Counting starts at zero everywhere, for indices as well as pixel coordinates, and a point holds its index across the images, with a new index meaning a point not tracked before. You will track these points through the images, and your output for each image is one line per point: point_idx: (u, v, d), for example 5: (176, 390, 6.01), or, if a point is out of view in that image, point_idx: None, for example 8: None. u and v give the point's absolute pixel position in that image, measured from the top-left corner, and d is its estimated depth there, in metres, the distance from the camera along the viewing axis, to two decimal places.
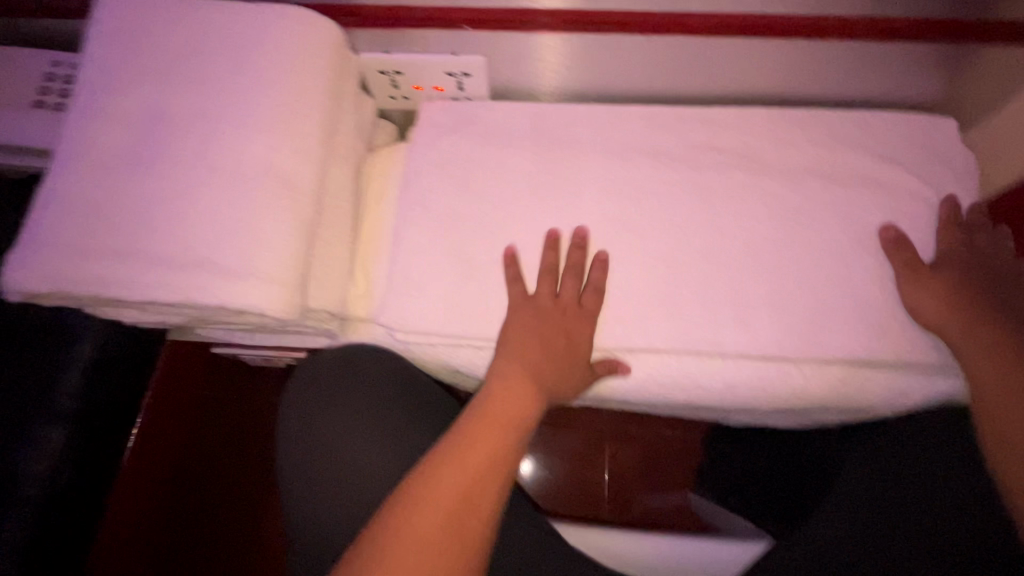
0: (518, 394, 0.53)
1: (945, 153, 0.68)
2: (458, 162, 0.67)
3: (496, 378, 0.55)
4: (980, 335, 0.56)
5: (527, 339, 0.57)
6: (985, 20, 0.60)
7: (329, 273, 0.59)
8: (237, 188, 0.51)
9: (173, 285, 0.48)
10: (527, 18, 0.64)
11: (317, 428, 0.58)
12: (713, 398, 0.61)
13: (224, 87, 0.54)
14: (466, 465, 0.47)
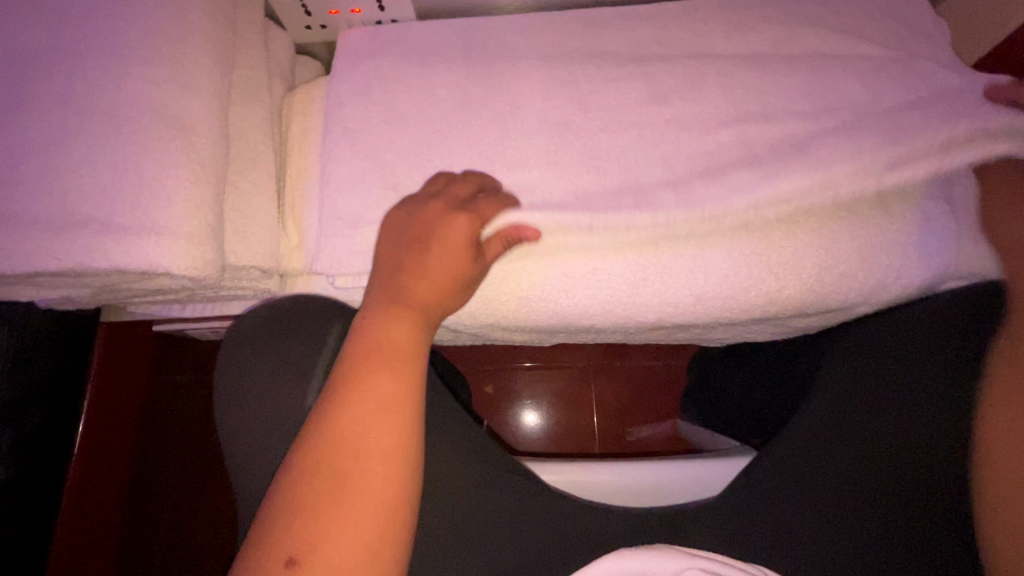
0: (396, 324, 0.45)
1: (920, 22, 0.61)
2: (382, 88, 0.60)
3: (373, 310, 0.46)
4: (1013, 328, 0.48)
5: (421, 247, 0.48)
6: None
7: (251, 225, 0.54)
8: (116, 133, 0.44)
9: (57, 250, 0.42)
10: None
11: (241, 387, 0.52)
12: (678, 315, 0.58)
13: (89, 22, 0.47)
14: (351, 415, 0.40)
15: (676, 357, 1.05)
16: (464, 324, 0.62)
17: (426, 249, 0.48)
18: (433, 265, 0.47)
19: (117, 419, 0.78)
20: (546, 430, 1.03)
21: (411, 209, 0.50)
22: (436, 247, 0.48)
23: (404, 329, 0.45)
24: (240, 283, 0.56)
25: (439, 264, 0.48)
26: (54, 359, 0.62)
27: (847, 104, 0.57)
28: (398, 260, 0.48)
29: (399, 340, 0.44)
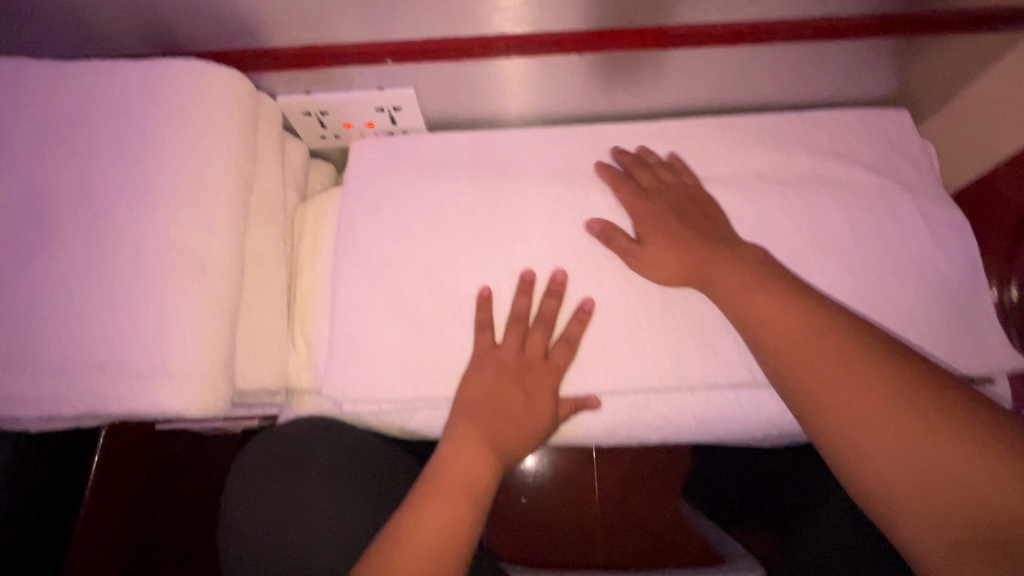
0: (470, 450, 0.50)
1: (909, 150, 0.65)
2: (394, 205, 0.62)
3: (454, 435, 0.52)
4: (833, 351, 0.43)
5: (503, 385, 0.54)
6: (937, 13, 0.57)
7: (261, 346, 0.54)
8: (137, 276, 0.46)
9: (72, 396, 0.43)
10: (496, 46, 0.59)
11: (249, 515, 0.52)
12: (682, 433, 0.59)
13: (115, 162, 0.49)
14: (433, 525, 0.44)
15: None
16: None
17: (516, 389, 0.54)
18: (518, 407, 0.54)
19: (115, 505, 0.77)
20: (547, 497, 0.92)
21: (494, 356, 0.55)
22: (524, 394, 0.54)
23: (473, 458, 0.50)
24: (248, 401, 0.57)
25: (519, 415, 0.53)
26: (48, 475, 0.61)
27: (840, 232, 0.59)
28: (480, 403, 0.53)
29: (471, 466, 0.49)
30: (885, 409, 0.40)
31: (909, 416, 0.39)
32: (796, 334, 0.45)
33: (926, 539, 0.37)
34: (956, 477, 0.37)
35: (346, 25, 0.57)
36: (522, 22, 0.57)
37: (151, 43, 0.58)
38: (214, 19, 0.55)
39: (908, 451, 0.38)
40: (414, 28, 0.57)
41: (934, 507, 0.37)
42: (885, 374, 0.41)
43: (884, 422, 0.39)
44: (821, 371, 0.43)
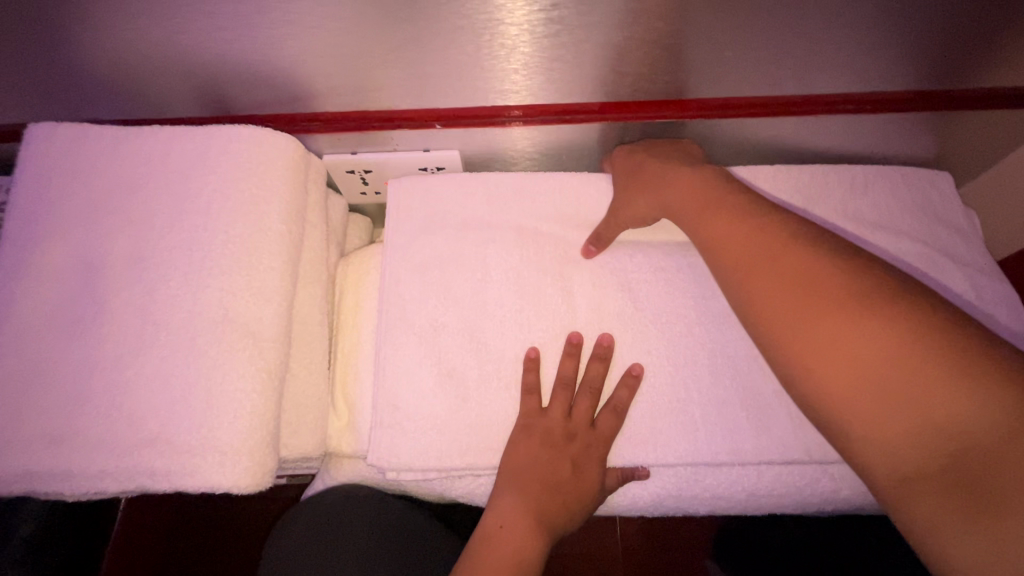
0: (513, 530, 0.49)
1: (952, 219, 0.65)
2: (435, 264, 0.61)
3: (499, 508, 0.51)
4: (835, 295, 0.40)
5: (545, 452, 0.53)
6: (975, 89, 0.59)
7: (304, 411, 0.54)
8: (190, 345, 0.45)
9: (120, 472, 0.42)
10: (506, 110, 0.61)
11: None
12: (729, 505, 0.57)
13: (169, 227, 0.48)
14: None
15: None
16: None
17: (558, 459, 0.53)
18: (558, 471, 0.53)
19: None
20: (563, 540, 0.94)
21: (536, 423, 0.54)
22: (564, 464, 0.53)
23: (519, 537, 0.49)
24: (286, 467, 0.55)
25: (565, 484, 0.52)
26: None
27: None
28: (526, 477, 0.52)
29: (523, 545, 0.48)
30: (853, 325, 0.39)
31: (886, 348, 0.37)
32: (814, 276, 0.42)
33: (882, 467, 0.36)
34: (921, 409, 0.35)
35: (401, 92, 0.58)
36: (573, 92, 0.58)
37: (207, 105, 0.59)
38: (271, 84, 0.56)
39: (876, 376, 0.37)
40: (468, 96, 0.59)
41: (880, 441, 0.36)
42: (878, 320, 0.38)
43: (854, 350, 0.38)
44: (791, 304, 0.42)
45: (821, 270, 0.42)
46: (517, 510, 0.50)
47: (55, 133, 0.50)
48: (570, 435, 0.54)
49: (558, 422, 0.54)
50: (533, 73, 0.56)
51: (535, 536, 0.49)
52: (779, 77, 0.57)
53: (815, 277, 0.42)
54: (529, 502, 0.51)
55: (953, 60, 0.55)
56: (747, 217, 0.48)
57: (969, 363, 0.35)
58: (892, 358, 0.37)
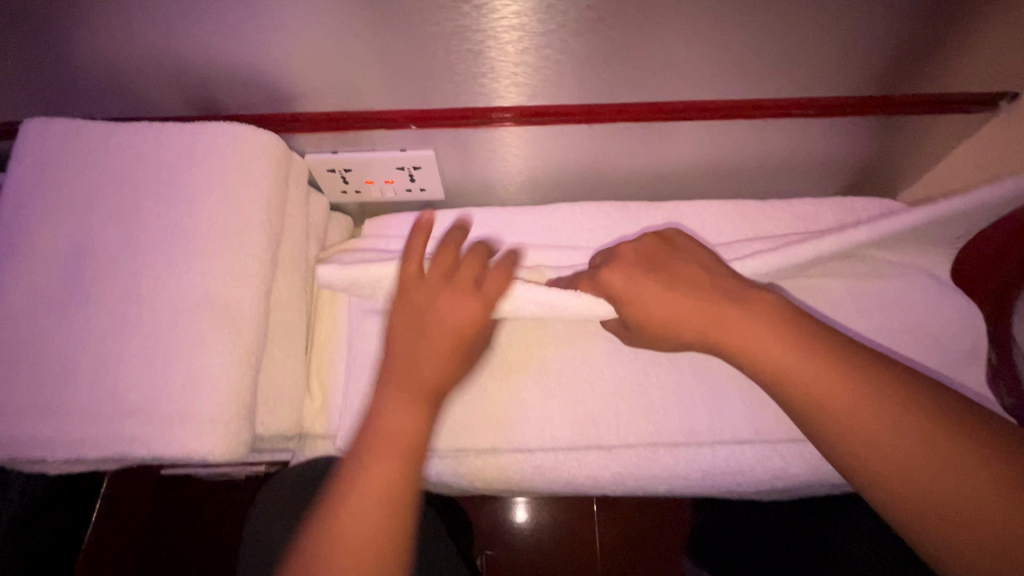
0: (404, 411, 0.43)
1: None
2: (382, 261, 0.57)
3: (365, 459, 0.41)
4: (838, 382, 0.40)
5: (439, 295, 0.46)
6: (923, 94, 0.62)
7: (281, 392, 0.56)
8: (172, 324, 0.48)
9: (102, 441, 0.44)
10: (489, 113, 0.64)
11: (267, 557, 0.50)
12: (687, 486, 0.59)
13: (156, 215, 0.52)
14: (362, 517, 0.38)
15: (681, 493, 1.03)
16: (473, 488, 0.62)
17: (423, 312, 0.46)
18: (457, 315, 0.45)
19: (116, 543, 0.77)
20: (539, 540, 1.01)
21: (420, 284, 0.47)
22: (449, 310, 0.45)
23: (409, 420, 0.43)
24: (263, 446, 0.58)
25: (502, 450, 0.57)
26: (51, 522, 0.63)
27: None
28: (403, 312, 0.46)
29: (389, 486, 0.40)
30: (880, 424, 0.38)
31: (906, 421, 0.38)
32: (812, 366, 0.41)
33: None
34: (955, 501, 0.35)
35: (377, 94, 0.61)
36: (539, 96, 0.62)
37: (195, 105, 0.62)
38: (255, 85, 0.60)
39: (921, 478, 0.36)
40: (440, 99, 0.62)
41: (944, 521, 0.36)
42: (896, 417, 0.38)
43: (904, 452, 0.37)
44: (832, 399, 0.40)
45: (816, 346, 0.42)
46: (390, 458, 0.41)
47: (48, 128, 0.53)
48: (474, 288, 0.46)
49: (453, 283, 0.46)
50: (501, 78, 0.60)
51: (424, 411, 0.43)
52: (730, 83, 0.61)
53: (812, 357, 0.41)
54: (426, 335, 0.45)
55: (891, 70, 0.59)
56: (739, 296, 0.46)
57: (978, 444, 0.36)
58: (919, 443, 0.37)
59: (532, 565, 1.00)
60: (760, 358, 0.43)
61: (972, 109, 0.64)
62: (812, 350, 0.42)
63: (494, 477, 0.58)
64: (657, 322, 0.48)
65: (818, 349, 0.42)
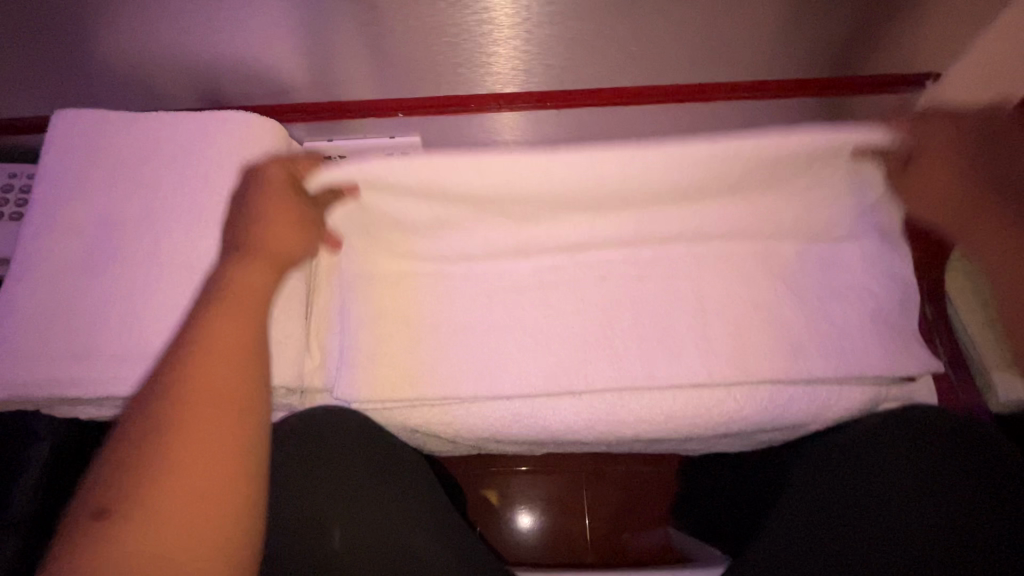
0: (238, 332, 0.48)
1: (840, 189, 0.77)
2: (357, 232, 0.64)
3: (166, 412, 0.43)
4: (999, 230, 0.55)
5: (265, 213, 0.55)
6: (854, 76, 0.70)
7: (285, 349, 0.64)
8: (189, 282, 0.55)
9: (129, 380, 0.51)
10: (493, 100, 0.72)
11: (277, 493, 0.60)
12: (649, 431, 0.66)
13: (174, 190, 0.59)
14: (203, 422, 0.43)
15: (666, 463, 1.09)
16: (458, 437, 0.68)
17: (265, 209, 0.55)
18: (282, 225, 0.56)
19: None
20: (535, 532, 1.06)
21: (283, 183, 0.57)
22: (278, 231, 0.56)
23: (233, 326, 0.48)
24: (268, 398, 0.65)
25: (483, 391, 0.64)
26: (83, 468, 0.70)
27: None
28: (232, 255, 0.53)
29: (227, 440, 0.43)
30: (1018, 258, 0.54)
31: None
32: (961, 187, 0.55)
33: None
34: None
35: (366, 84, 0.69)
36: (512, 82, 0.69)
37: (205, 97, 0.70)
38: (257, 77, 0.67)
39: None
40: (423, 88, 0.70)
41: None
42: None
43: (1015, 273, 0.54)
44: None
45: (950, 176, 0.55)
46: (215, 410, 0.44)
47: (77, 117, 0.60)
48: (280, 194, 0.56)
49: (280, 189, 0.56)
50: (476, 68, 0.67)
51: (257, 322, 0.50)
52: (683, 69, 0.68)
53: (929, 185, 0.56)
54: (226, 313, 0.49)
55: (823, 53, 0.67)
56: (949, 152, 0.54)
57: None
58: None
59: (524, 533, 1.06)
60: (914, 174, 0.57)
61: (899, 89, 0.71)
62: (940, 180, 0.55)
63: (445, 425, 0.66)
64: (942, 201, 0.57)
65: (966, 199, 0.55)
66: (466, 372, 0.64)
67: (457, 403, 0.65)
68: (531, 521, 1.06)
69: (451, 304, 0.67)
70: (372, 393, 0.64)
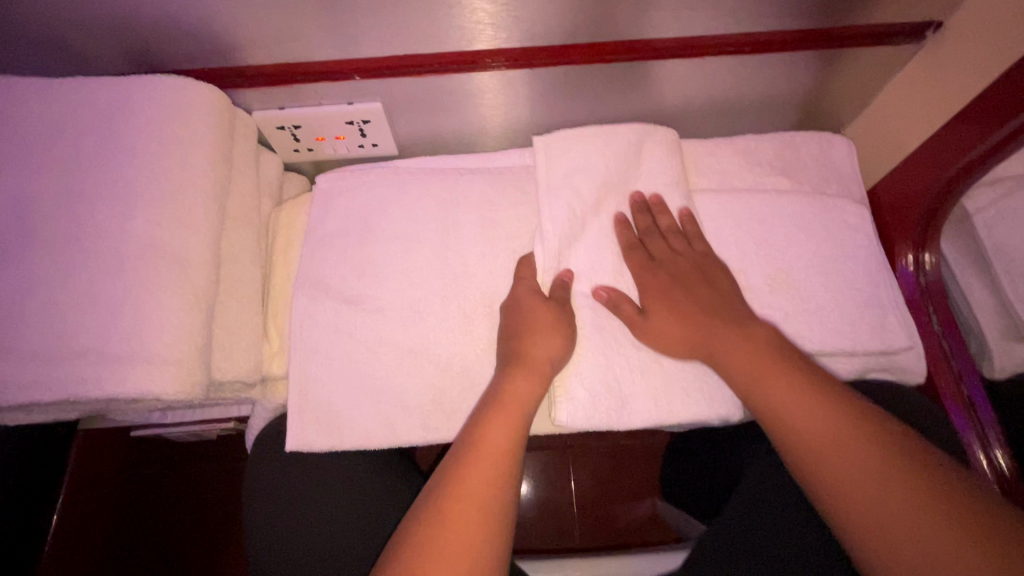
0: (507, 419, 0.50)
1: (829, 154, 0.73)
2: (327, 255, 0.64)
3: (440, 507, 0.45)
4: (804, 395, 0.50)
5: None
6: (850, 26, 0.64)
7: (241, 341, 0.58)
8: (119, 272, 0.49)
9: (54, 381, 0.46)
10: (482, 57, 0.65)
11: (269, 511, 0.63)
12: (574, 422, 0.57)
13: (100, 168, 0.52)
14: (464, 516, 0.44)
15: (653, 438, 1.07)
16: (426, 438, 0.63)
17: None
18: None
19: (89, 495, 0.80)
20: (524, 509, 1.03)
21: None
22: None
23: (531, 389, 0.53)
24: (226, 393, 0.60)
25: (562, 304, 0.58)
26: (48, 468, 0.68)
27: (771, 224, 0.67)
28: (514, 351, 0.56)
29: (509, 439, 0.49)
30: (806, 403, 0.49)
31: (897, 481, 0.43)
32: None
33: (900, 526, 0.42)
34: (917, 543, 0.40)
35: (318, 44, 0.62)
36: (478, 37, 0.62)
37: (134, 61, 0.62)
38: (193, 39, 0.60)
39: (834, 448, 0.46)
40: (381, 46, 0.63)
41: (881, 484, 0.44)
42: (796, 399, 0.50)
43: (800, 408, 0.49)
44: (801, 411, 0.49)
45: None
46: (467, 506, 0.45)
47: None
48: None
49: None
50: (440, 22, 0.60)
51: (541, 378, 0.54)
52: (666, 21, 0.62)
53: None
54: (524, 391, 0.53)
55: (820, 3, 0.61)
56: None
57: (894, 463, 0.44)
58: (933, 526, 0.40)
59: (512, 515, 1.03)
60: None
61: (895, 39, 0.65)
62: None
63: (403, 410, 0.60)
64: None
65: None
66: (413, 391, 0.60)
67: (429, 383, 0.60)
68: (527, 485, 1.05)
69: (424, 286, 0.63)
70: (320, 411, 0.60)
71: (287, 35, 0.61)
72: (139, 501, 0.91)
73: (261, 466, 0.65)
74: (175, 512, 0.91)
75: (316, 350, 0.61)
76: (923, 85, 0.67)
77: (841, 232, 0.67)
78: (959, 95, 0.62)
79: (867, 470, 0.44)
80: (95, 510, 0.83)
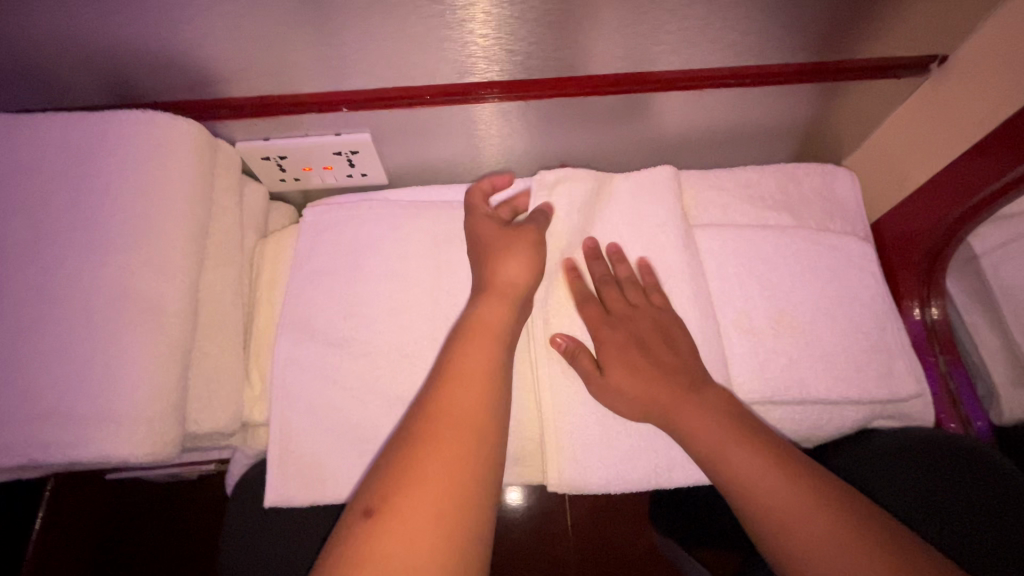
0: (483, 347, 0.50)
1: (831, 188, 0.71)
2: (313, 294, 0.62)
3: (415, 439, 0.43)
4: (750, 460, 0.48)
5: None
6: (854, 60, 0.62)
7: (220, 388, 0.55)
8: (85, 324, 0.46)
9: (14, 445, 0.43)
10: (473, 89, 0.63)
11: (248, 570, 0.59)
12: (572, 475, 0.56)
13: (68, 211, 0.49)
14: (440, 448, 0.42)
15: None
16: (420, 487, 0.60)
17: None
18: None
19: (57, 550, 0.76)
20: (517, 545, 1.00)
21: None
22: None
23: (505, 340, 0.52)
24: (204, 442, 0.57)
25: None
26: None
27: (772, 261, 0.64)
28: None
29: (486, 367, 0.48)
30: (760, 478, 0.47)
31: (855, 546, 0.42)
32: None
33: None
34: None
35: (304, 75, 0.59)
36: (470, 70, 0.60)
37: (110, 93, 0.60)
38: (172, 71, 0.57)
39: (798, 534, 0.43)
40: (370, 78, 0.60)
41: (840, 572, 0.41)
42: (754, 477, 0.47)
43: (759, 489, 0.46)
44: (753, 473, 0.47)
45: None
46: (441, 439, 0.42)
47: None
48: None
49: None
50: (431, 55, 0.58)
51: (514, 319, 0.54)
52: (665, 54, 0.60)
53: None
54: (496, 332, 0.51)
55: (823, 37, 0.59)
56: None
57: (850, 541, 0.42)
58: None
59: (505, 550, 1.00)
60: None
61: (899, 73, 0.63)
62: None
63: None
64: None
65: None
66: (400, 439, 0.57)
67: None
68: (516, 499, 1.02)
69: (413, 327, 0.60)
70: (303, 461, 0.57)
71: (271, 68, 0.58)
72: (115, 541, 0.88)
73: (240, 519, 0.61)
74: (153, 552, 0.88)
75: (300, 396, 0.58)
76: (927, 118, 0.65)
77: (845, 269, 0.65)
78: (968, 131, 0.60)
79: (831, 554, 0.42)
80: (67, 553, 0.79)
